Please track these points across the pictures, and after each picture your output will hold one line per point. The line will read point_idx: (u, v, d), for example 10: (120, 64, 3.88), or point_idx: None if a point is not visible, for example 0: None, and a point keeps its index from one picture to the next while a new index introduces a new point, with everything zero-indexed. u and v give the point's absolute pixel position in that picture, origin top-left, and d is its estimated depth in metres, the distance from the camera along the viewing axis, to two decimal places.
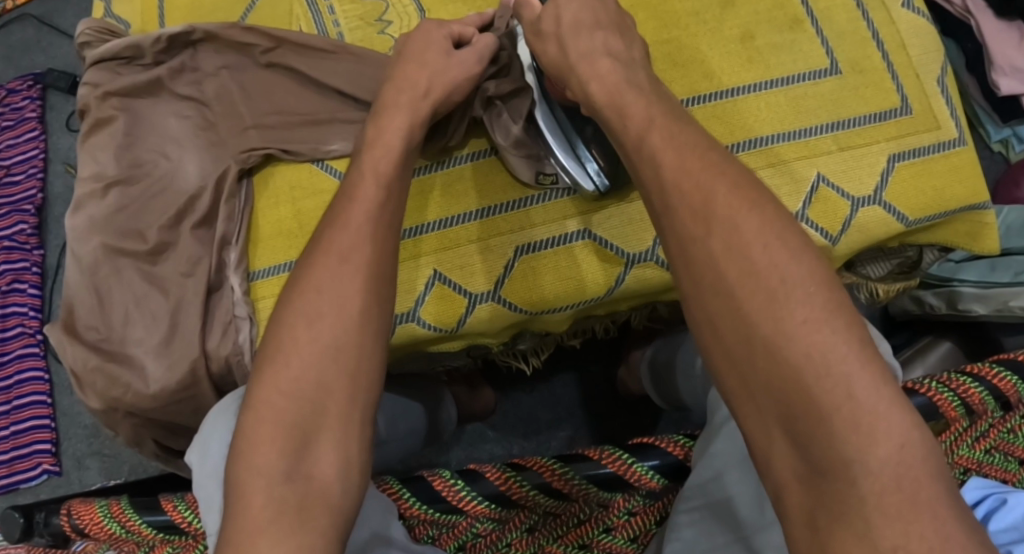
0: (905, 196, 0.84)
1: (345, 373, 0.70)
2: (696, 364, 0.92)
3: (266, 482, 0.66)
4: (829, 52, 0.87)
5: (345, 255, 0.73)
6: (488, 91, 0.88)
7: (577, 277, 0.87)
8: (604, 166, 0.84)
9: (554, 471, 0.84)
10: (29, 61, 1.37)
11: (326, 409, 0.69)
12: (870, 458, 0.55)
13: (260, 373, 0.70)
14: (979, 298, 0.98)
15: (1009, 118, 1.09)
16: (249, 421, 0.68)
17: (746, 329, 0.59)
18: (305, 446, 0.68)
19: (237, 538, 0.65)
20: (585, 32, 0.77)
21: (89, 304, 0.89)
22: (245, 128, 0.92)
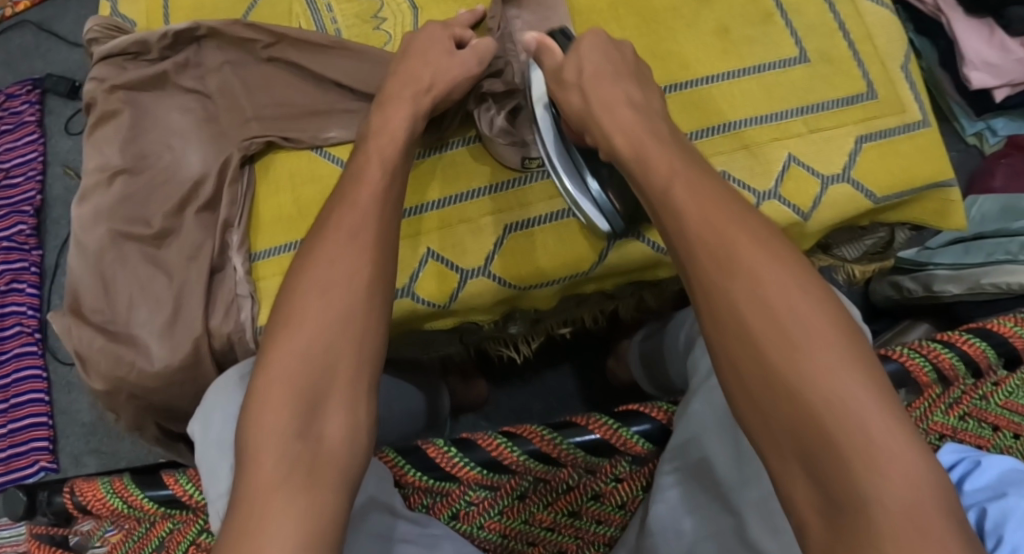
0: (873, 175, 0.89)
1: (352, 338, 0.74)
2: (679, 336, 0.96)
3: (278, 443, 0.69)
4: (797, 42, 0.93)
5: (350, 228, 0.78)
6: (484, 87, 0.93)
7: (565, 253, 0.90)
8: (619, 207, 0.88)
9: (545, 438, 0.87)
10: (29, 67, 1.42)
11: (336, 372, 0.72)
12: (883, 491, 0.59)
13: (272, 338, 0.73)
14: (953, 278, 1.04)
15: (982, 113, 1.17)
16: (261, 384, 0.72)
17: (765, 375, 0.63)
18: (316, 407, 0.71)
19: (252, 494, 0.67)
20: (607, 81, 0.82)
21: (94, 288, 0.93)
22: (247, 120, 0.97)
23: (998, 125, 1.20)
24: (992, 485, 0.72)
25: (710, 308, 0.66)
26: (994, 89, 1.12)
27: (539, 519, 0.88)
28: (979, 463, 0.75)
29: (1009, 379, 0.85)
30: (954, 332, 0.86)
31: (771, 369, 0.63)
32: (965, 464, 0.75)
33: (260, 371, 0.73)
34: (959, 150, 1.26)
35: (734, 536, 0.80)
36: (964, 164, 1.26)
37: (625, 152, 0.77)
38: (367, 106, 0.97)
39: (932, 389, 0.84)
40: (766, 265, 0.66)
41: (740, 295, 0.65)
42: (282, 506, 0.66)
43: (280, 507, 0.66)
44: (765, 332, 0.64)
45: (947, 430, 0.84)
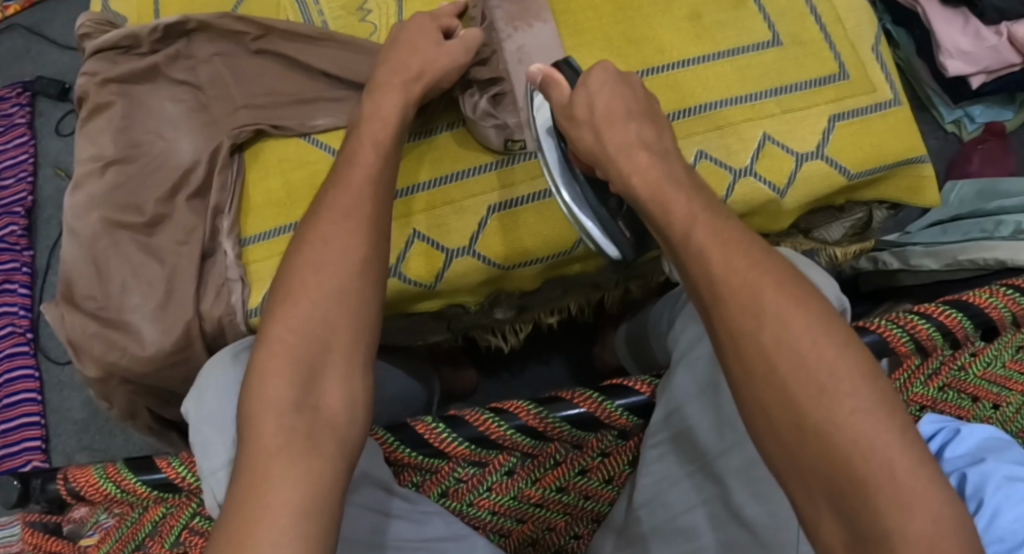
0: (846, 152, 0.92)
1: (348, 311, 0.76)
2: (664, 315, 0.98)
3: (278, 411, 0.71)
4: (770, 27, 0.96)
5: (341, 204, 0.80)
6: (469, 74, 0.95)
7: (549, 233, 0.93)
8: (631, 237, 0.88)
9: (532, 412, 0.88)
10: (19, 71, 1.43)
11: (332, 343, 0.75)
12: (910, 530, 0.58)
13: (270, 312, 0.75)
14: (929, 254, 1.04)
15: (959, 101, 1.19)
16: (263, 354, 0.74)
17: (794, 409, 0.62)
18: (313, 378, 0.73)
19: (250, 460, 0.69)
20: (619, 123, 0.80)
21: (88, 275, 0.94)
22: (237, 108, 0.98)
23: (976, 112, 1.22)
24: (973, 453, 0.74)
25: (694, 267, 0.68)
26: (970, 77, 1.14)
27: (526, 495, 0.89)
28: (959, 431, 0.75)
29: (986, 349, 0.85)
30: (931, 304, 0.86)
31: (769, 363, 0.63)
32: (946, 432, 0.76)
33: (258, 344, 0.75)
34: (936, 138, 1.27)
35: (720, 504, 0.83)
36: (942, 151, 1.26)
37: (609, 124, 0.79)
38: (354, 94, 0.99)
39: (911, 359, 0.86)
40: (801, 302, 0.65)
41: (730, 264, 0.67)
42: (281, 470, 0.68)
43: (279, 472, 0.68)
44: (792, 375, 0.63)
45: (927, 400, 0.86)
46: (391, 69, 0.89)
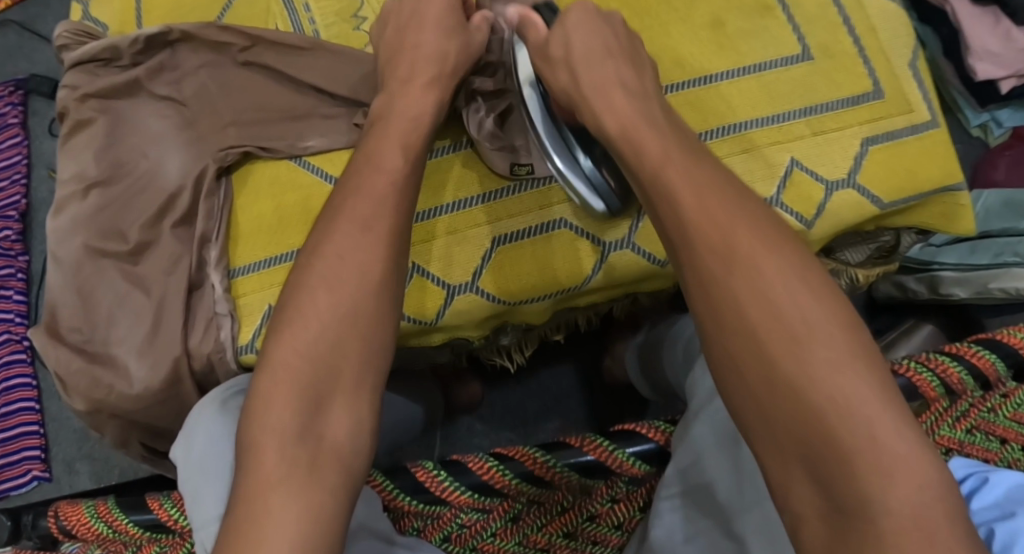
0: (879, 179, 0.85)
1: (358, 332, 0.71)
2: (678, 344, 0.92)
3: (279, 439, 0.67)
4: (800, 38, 0.88)
5: (351, 221, 0.73)
6: (474, 85, 0.89)
7: (556, 270, 0.86)
8: (614, 186, 0.83)
9: (537, 460, 0.84)
10: (12, 68, 1.37)
11: (343, 370, 0.70)
12: (888, 498, 0.57)
13: (274, 334, 0.70)
14: (959, 281, 1.01)
15: (987, 103, 1.11)
16: (264, 381, 0.69)
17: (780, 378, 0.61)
18: (318, 405, 0.68)
19: (248, 493, 0.65)
20: (596, 62, 0.79)
21: (72, 305, 0.90)
22: (223, 126, 0.92)
23: (1003, 116, 1.13)
24: (1002, 504, 0.68)
25: (719, 330, 0.64)
26: (1001, 80, 1.06)
27: (532, 541, 0.83)
28: (987, 479, 0.70)
29: (1017, 391, 0.80)
30: (961, 345, 0.82)
31: (778, 396, 0.61)
32: (973, 480, 0.71)
33: (260, 367, 0.70)
34: (962, 143, 1.19)
35: None
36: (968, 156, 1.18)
37: (625, 155, 0.73)
38: (347, 111, 0.93)
39: (938, 402, 0.79)
40: (808, 332, 0.62)
41: (753, 319, 0.62)
42: (280, 505, 0.64)
43: (276, 506, 0.64)
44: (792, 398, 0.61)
45: (953, 444, 0.78)
46: (389, 90, 0.83)
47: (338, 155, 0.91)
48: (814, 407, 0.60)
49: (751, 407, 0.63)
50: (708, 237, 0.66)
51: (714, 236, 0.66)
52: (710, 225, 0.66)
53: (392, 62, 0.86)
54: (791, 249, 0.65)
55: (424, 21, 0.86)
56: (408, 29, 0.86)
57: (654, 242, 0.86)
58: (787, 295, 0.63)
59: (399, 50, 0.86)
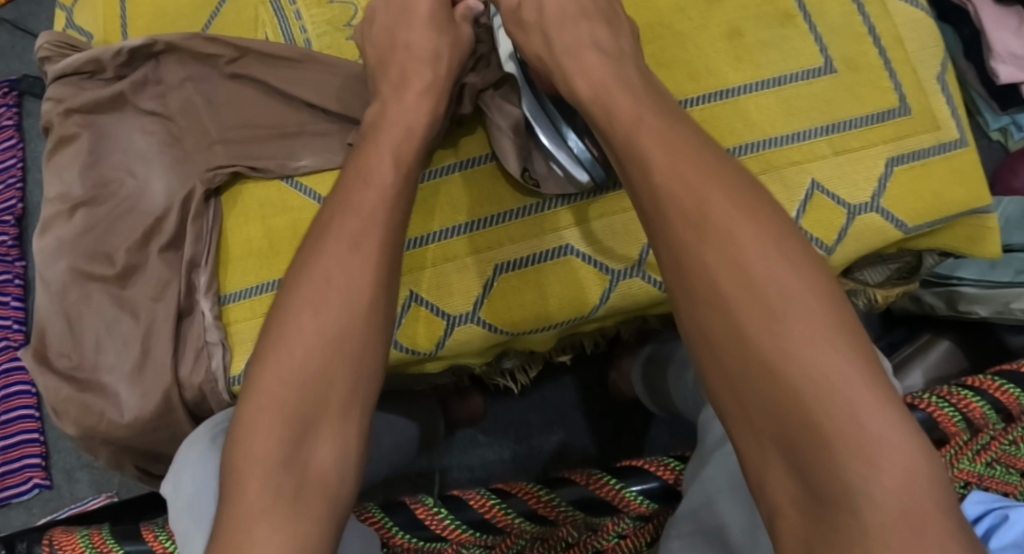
0: (905, 202, 0.80)
1: (350, 355, 0.65)
2: (687, 376, 0.88)
3: (263, 469, 0.62)
4: (822, 50, 0.83)
5: (338, 243, 0.68)
6: (477, 85, 0.83)
7: (560, 300, 0.82)
8: (595, 153, 0.80)
9: (539, 497, 0.81)
10: (4, 67, 1.33)
11: (330, 399, 0.64)
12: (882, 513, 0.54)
13: (260, 357, 0.65)
14: (979, 299, 0.96)
15: (1007, 107, 1.06)
16: (250, 405, 0.64)
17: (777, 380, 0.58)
18: (305, 431, 0.64)
19: (227, 527, 0.61)
20: (570, 22, 0.76)
21: (60, 330, 0.87)
22: (211, 143, 0.88)
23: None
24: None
25: (730, 385, 0.60)
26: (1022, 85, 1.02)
27: None
28: (1007, 516, 0.66)
29: None
30: (983, 378, 0.77)
31: (791, 444, 0.57)
32: (992, 517, 0.67)
33: (246, 387, 0.65)
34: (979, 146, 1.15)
35: None
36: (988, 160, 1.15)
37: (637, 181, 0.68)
38: (342, 127, 0.89)
39: (959, 436, 0.74)
40: (827, 376, 0.57)
41: (769, 374, 0.58)
42: (262, 539, 0.60)
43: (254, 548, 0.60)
44: (806, 439, 0.57)
45: (973, 478, 0.73)
46: (378, 102, 0.78)
47: (328, 175, 0.87)
48: (830, 470, 0.56)
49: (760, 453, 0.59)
50: (715, 276, 0.61)
51: (721, 276, 0.61)
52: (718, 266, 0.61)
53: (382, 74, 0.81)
54: (814, 285, 0.60)
55: (412, 20, 0.82)
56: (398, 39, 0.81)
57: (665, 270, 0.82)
58: (799, 344, 0.58)
59: (389, 61, 0.81)
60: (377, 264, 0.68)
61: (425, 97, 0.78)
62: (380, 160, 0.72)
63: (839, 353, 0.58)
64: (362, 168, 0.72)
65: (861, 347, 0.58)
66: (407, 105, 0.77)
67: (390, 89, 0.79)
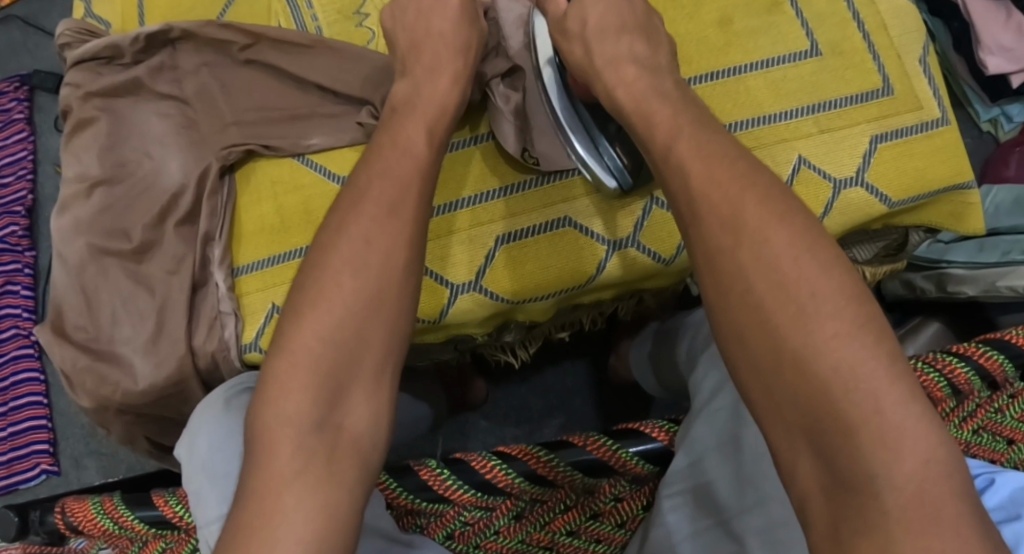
0: (888, 178, 0.85)
1: (384, 324, 0.70)
2: (680, 347, 0.94)
3: (298, 427, 0.66)
4: (808, 34, 0.88)
5: (370, 209, 0.72)
6: (487, 74, 0.88)
7: (559, 271, 0.86)
8: (627, 163, 0.83)
9: (540, 459, 0.84)
10: (16, 64, 1.36)
11: (363, 358, 0.69)
12: (884, 449, 0.58)
13: (293, 321, 0.69)
14: (967, 279, 1.01)
15: (998, 98, 1.13)
16: (281, 364, 0.68)
17: (780, 318, 0.62)
18: (338, 395, 0.67)
19: (261, 485, 0.64)
20: (610, 37, 0.79)
21: (77, 306, 0.90)
22: (226, 126, 0.92)
23: (1014, 111, 1.16)
24: (1009, 505, 0.67)
25: (735, 334, 0.63)
26: (1010, 75, 1.08)
27: (536, 540, 0.83)
28: (993, 480, 0.70)
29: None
30: (968, 344, 0.79)
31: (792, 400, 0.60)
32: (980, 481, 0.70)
33: (277, 350, 0.68)
34: (971, 137, 1.20)
35: None
36: (977, 151, 1.20)
37: (648, 152, 0.73)
38: (351, 109, 0.93)
39: (945, 403, 0.77)
40: (824, 323, 0.61)
41: (769, 328, 0.62)
42: (295, 500, 0.63)
43: (291, 503, 0.63)
44: (800, 382, 0.60)
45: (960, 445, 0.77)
46: (409, 81, 0.82)
47: (340, 153, 0.91)
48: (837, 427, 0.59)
49: (756, 402, 0.62)
50: (709, 231, 0.66)
51: (716, 232, 0.65)
52: (726, 220, 0.65)
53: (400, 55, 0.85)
54: (843, 288, 0.62)
55: (445, 8, 0.85)
56: (419, 22, 0.85)
57: (659, 240, 0.86)
58: (800, 301, 0.62)
59: (412, 41, 0.84)
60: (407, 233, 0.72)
61: (458, 83, 0.82)
62: (414, 134, 0.77)
63: (838, 306, 0.61)
64: (397, 141, 0.77)
65: (859, 310, 0.61)
66: (442, 88, 0.81)
67: (423, 71, 0.82)
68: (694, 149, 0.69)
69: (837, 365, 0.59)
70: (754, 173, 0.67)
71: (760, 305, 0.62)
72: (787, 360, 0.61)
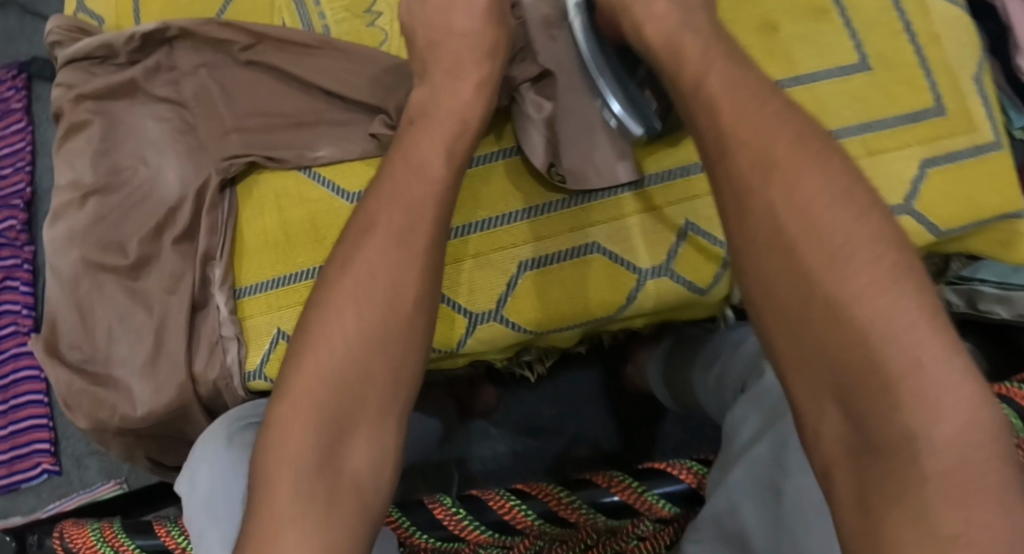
0: (937, 205, 0.78)
1: (391, 363, 0.63)
2: (709, 372, 0.86)
3: (296, 473, 0.60)
4: (857, 46, 0.81)
5: (385, 239, 0.65)
6: (516, 79, 0.80)
7: (587, 299, 0.80)
8: (655, 107, 0.79)
9: (561, 500, 0.79)
10: (14, 50, 1.30)
11: (368, 396, 0.62)
12: (934, 431, 0.54)
13: (295, 361, 0.63)
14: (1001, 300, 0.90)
15: None
16: (282, 408, 0.62)
17: (837, 367, 0.56)
18: (341, 437, 0.61)
19: (256, 532, 0.58)
20: None
21: (72, 321, 0.84)
22: (226, 132, 0.86)
23: None
24: None
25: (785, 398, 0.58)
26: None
27: None
28: None
29: None
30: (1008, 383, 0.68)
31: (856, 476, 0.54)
32: None
33: (279, 391, 0.63)
34: None
35: None
36: None
37: None
38: (360, 116, 0.86)
39: None
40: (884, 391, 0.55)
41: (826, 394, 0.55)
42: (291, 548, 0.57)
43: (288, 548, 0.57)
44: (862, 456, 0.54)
45: None
46: (426, 87, 0.74)
47: (349, 166, 0.85)
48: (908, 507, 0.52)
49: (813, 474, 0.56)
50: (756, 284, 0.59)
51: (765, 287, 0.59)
52: (777, 259, 0.59)
53: (418, 54, 0.77)
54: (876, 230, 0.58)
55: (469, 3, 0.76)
56: (440, 14, 0.76)
57: (695, 269, 0.80)
58: (833, 242, 0.58)
59: (431, 39, 0.76)
60: (418, 267, 0.65)
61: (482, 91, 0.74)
62: (430, 150, 0.69)
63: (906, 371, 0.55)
64: (411, 156, 0.69)
65: (897, 250, 0.57)
66: (462, 97, 0.73)
67: (442, 74, 0.74)
68: (745, 171, 0.61)
69: (874, 312, 0.56)
70: (816, 192, 0.59)
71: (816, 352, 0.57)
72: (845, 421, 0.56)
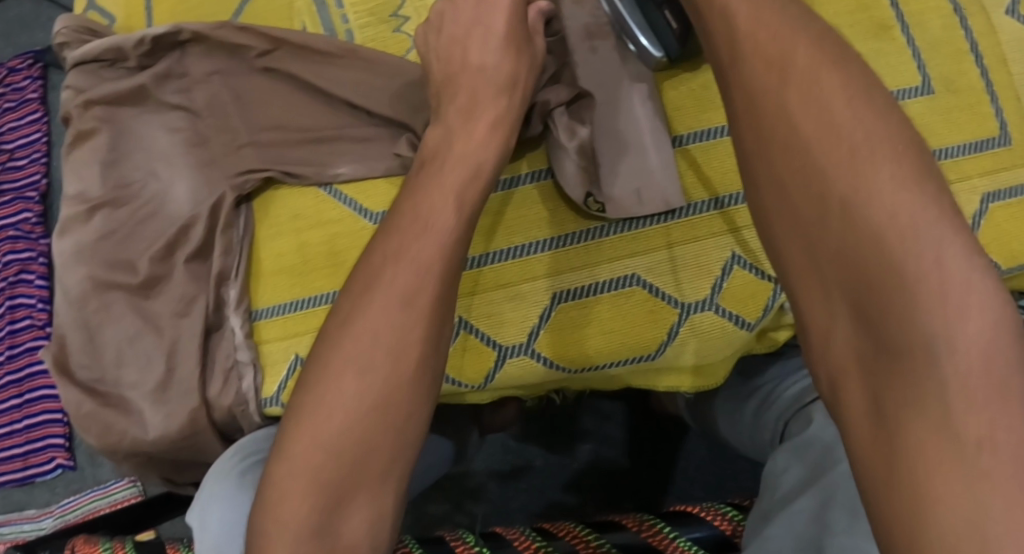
0: (998, 242, 0.75)
1: (407, 421, 0.60)
2: (746, 407, 0.80)
3: (292, 543, 0.56)
4: (920, 67, 0.77)
5: (387, 294, 0.61)
6: (549, 105, 0.77)
7: (624, 335, 0.77)
8: (676, 29, 0.76)
9: (586, 540, 0.75)
10: (29, 38, 1.21)
11: (381, 455, 0.59)
12: (957, 336, 0.48)
13: (293, 417, 0.59)
14: None
15: None
16: (278, 470, 0.59)
17: (875, 342, 0.50)
18: (345, 498, 0.58)
19: None
20: None
21: (80, 343, 0.81)
22: (240, 145, 0.82)
23: None
24: None
25: None
26: None
27: None
28: None
29: None
30: None
31: None
32: None
33: (275, 452, 0.60)
34: None
35: None
36: None
37: None
38: (384, 132, 0.82)
39: None
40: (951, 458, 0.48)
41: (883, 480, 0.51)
42: None
43: None
44: None
45: None
46: (442, 128, 0.69)
47: (371, 184, 0.82)
48: None
49: None
50: None
51: None
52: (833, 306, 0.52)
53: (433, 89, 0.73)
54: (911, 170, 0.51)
55: (485, 36, 0.72)
56: (455, 48, 0.73)
57: (741, 302, 0.77)
58: (851, 138, 0.52)
59: (447, 74, 0.73)
60: (441, 319, 0.61)
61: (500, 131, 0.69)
62: (456, 185, 0.65)
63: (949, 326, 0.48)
64: (436, 187, 0.65)
65: (919, 150, 0.51)
66: (476, 142, 0.68)
67: (458, 118, 0.69)
68: (800, 176, 0.53)
69: (893, 208, 0.50)
70: (860, 147, 0.52)
71: (859, 356, 0.51)
72: (882, 460, 0.49)
